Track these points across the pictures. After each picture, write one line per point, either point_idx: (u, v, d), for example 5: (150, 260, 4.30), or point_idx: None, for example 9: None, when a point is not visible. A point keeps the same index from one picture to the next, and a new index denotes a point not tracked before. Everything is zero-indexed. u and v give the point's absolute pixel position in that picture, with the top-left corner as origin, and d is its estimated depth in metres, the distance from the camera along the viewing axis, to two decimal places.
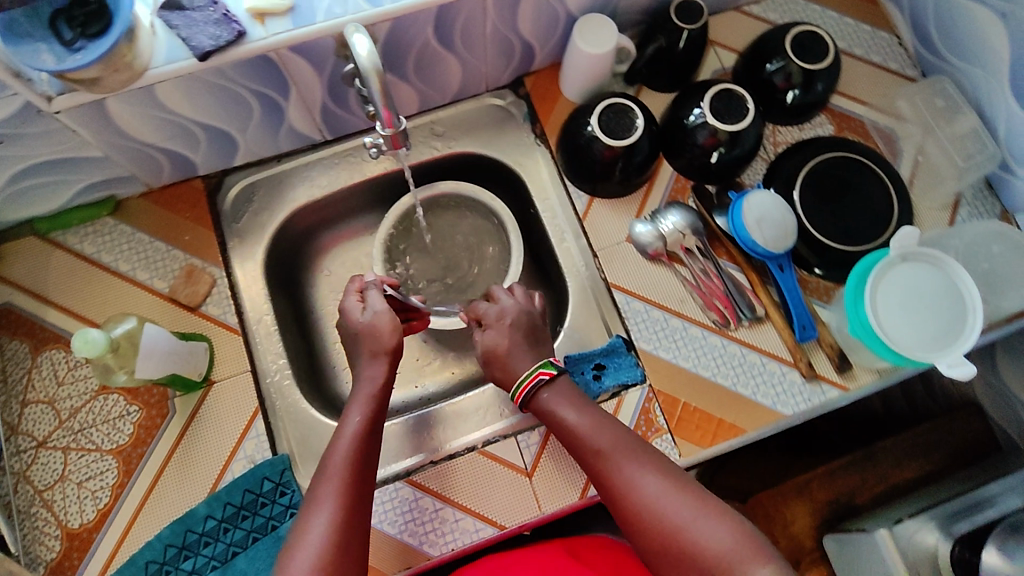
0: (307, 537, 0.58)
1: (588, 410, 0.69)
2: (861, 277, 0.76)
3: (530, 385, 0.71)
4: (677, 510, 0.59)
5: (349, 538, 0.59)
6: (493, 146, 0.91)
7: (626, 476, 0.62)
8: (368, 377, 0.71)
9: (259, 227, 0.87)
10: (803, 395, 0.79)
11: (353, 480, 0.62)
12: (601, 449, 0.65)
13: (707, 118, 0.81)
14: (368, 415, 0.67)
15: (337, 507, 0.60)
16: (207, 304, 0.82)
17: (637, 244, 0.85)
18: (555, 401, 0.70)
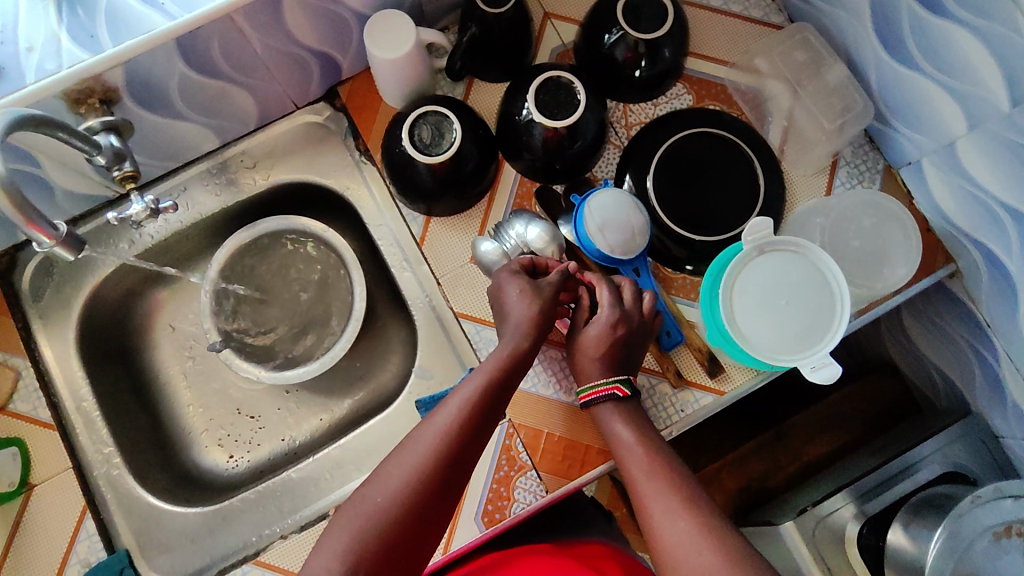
0: (365, 499, 0.56)
1: (639, 425, 0.65)
2: (716, 278, 0.67)
3: (599, 393, 0.66)
4: (706, 557, 0.54)
5: (415, 508, 0.55)
6: (316, 171, 0.81)
7: (658, 509, 0.58)
8: (519, 340, 0.64)
9: (65, 302, 0.78)
10: (675, 407, 0.72)
11: (447, 447, 0.57)
12: (640, 474, 0.61)
13: (534, 114, 0.71)
14: (496, 379, 0.62)
15: (416, 469, 0.56)
16: (14, 401, 0.74)
17: (482, 264, 0.75)
18: (608, 420, 0.66)
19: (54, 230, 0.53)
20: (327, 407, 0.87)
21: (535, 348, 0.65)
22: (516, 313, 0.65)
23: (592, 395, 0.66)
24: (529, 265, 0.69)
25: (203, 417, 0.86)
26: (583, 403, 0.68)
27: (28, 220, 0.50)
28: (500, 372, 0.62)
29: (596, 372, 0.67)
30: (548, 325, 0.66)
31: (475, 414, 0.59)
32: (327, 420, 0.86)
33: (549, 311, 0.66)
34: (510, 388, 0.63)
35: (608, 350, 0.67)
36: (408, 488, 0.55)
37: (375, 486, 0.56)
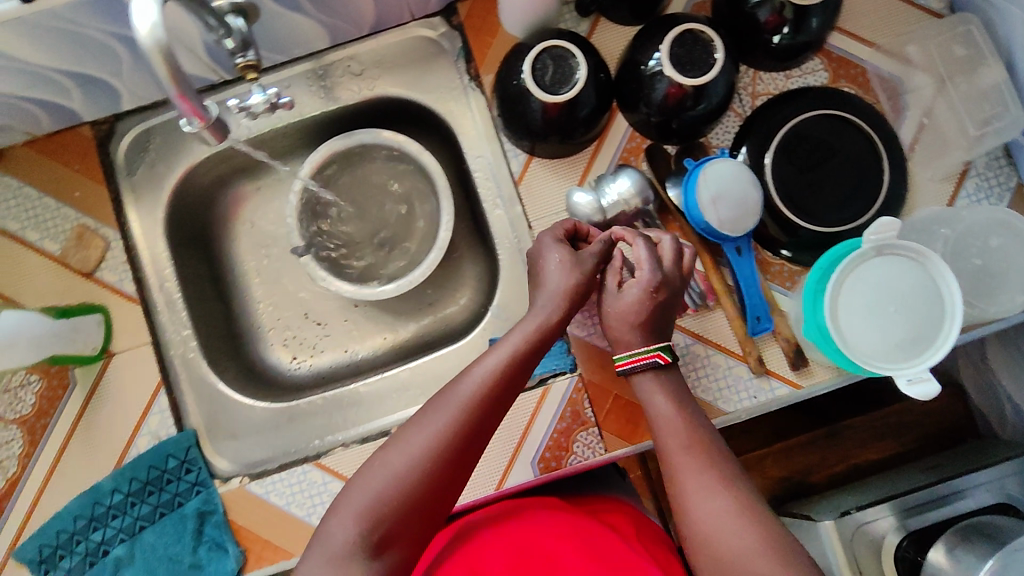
0: (385, 464, 0.54)
1: (678, 396, 0.62)
2: (826, 272, 0.65)
3: (637, 361, 0.63)
4: (739, 540, 0.52)
5: (439, 475, 0.54)
6: (421, 89, 0.78)
7: (692, 486, 0.56)
8: (552, 309, 0.62)
9: (157, 180, 0.78)
10: (749, 391, 0.72)
11: (473, 415, 0.56)
12: (675, 448, 0.59)
13: (665, 67, 0.67)
14: (527, 347, 0.60)
15: (441, 435, 0.54)
16: (101, 269, 0.75)
17: (575, 214, 0.73)
18: (644, 388, 0.63)
19: (204, 112, 0.52)
20: (393, 328, 0.88)
21: (567, 317, 0.63)
22: (551, 283, 0.63)
23: (631, 363, 0.63)
24: (571, 232, 0.68)
25: (274, 315, 0.87)
26: (622, 372, 0.64)
27: (182, 95, 0.49)
28: (530, 340, 0.60)
29: (638, 338, 0.63)
30: (584, 289, 0.64)
31: (503, 382, 0.57)
32: (391, 339, 0.87)
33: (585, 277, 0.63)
34: (537, 355, 0.61)
35: (647, 313, 0.63)
36: (434, 455, 0.54)
37: (396, 451, 0.54)
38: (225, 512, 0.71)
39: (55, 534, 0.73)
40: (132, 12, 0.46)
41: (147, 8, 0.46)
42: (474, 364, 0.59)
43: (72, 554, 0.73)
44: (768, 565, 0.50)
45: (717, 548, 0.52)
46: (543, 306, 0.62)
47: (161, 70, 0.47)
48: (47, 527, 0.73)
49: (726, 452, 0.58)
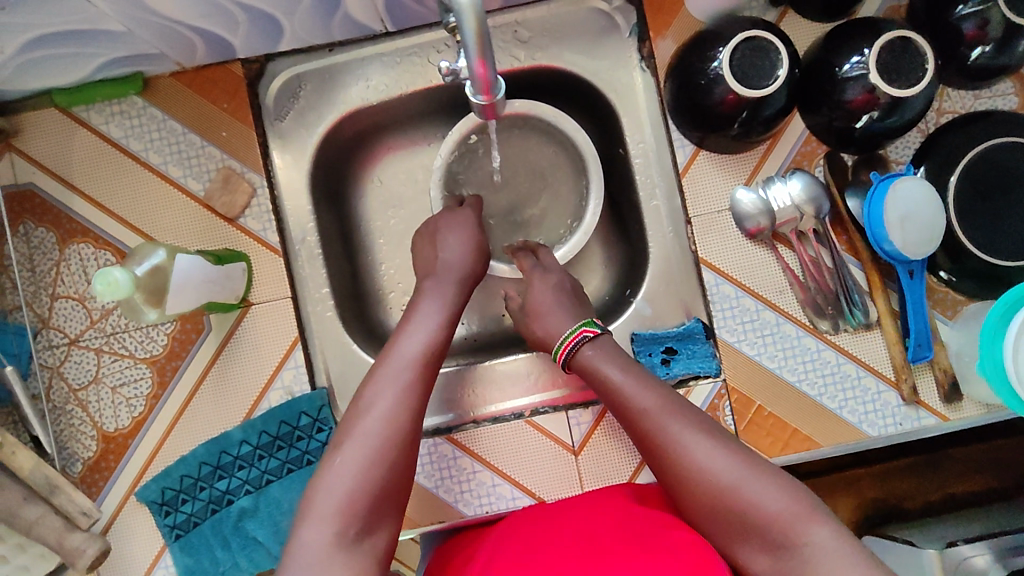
0: (349, 455, 0.54)
1: (629, 365, 0.64)
2: (1008, 308, 0.63)
3: (570, 343, 0.67)
4: (729, 471, 0.54)
5: (404, 447, 0.56)
6: (588, 65, 0.74)
7: (675, 435, 0.57)
8: (451, 288, 0.69)
9: (306, 128, 0.76)
10: (895, 418, 0.71)
11: (419, 387, 0.60)
12: (642, 406, 0.60)
13: (869, 72, 0.63)
14: (442, 324, 0.66)
15: (395, 411, 0.57)
16: (245, 216, 0.73)
17: (738, 216, 0.72)
18: (598, 361, 0.64)
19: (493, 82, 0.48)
20: None
21: (464, 298, 0.71)
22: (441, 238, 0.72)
23: (568, 343, 0.67)
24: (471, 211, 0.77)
25: (395, 279, 0.85)
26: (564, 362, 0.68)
27: (482, 61, 0.45)
28: (445, 317, 0.67)
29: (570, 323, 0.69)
30: (476, 272, 0.72)
31: (433, 355, 0.63)
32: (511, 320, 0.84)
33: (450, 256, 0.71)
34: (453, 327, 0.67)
35: (564, 294, 0.71)
36: (396, 429, 0.56)
37: (357, 441, 0.55)
38: None
39: (179, 478, 0.73)
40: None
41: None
42: (396, 347, 0.63)
43: (195, 499, 0.73)
44: (760, 487, 0.53)
45: (713, 483, 0.54)
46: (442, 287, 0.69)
47: (470, 36, 0.43)
48: (172, 469, 0.73)
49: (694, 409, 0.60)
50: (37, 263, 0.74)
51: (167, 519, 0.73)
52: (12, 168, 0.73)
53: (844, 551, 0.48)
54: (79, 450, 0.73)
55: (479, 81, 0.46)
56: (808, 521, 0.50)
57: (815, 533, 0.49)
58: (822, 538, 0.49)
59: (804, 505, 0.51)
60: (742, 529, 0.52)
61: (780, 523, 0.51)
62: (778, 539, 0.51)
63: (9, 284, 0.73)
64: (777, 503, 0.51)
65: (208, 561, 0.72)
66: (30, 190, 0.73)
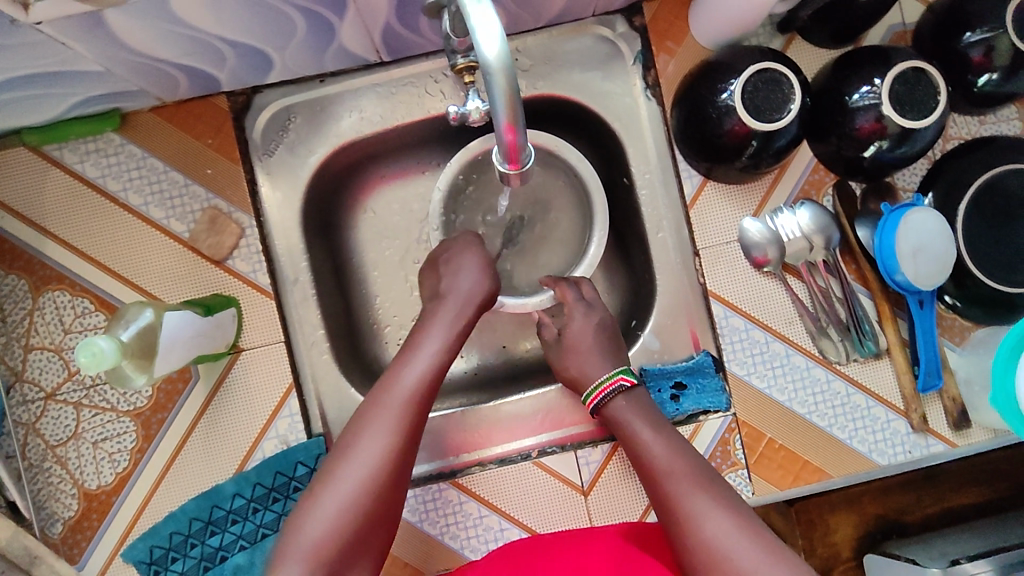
0: (330, 500, 0.53)
1: (657, 423, 0.62)
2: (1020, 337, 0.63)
3: (601, 393, 0.65)
4: (746, 553, 0.51)
5: (386, 491, 0.55)
6: (590, 93, 0.72)
7: (693, 504, 0.55)
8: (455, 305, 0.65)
9: (297, 162, 0.72)
10: (904, 446, 0.70)
11: (411, 426, 0.57)
12: (663, 469, 0.58)
13: (881, 101, 0.62)
14: (445, 346, 0.62)
15: (383, 454, 0.55)
16: (234, 258, 0.69)
17: (745, 245, 0.70)
18: (626, 414, 0.64)
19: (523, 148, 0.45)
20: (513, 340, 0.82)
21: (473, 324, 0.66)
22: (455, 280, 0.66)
23: (598, 395, 0.65)
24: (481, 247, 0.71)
25: (390, 314, 0.82)
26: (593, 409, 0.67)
27: (510, 124, 0.42)
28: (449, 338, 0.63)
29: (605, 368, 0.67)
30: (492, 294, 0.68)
31: (435, 386, 0.60)
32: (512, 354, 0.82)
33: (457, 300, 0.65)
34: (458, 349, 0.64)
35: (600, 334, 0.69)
36: (380, 475, 0.54)
37: (338, 486, 0.53)
38: None
39: (169, 536, 0.69)
40: (476, 31, 0.38)
41: (494, 27, 0.38)
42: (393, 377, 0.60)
43: (185, 557, 0.69)
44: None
45: (725, 562, 0.51)
46: (444, 304, 0.65)
47: (499, 96, 0.40)
48: (161, 527, 0.69)
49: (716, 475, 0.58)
50: (8, 312, 0.69)
51: None
52: None
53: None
54: (59, 510, 0.69)
55: (505, 144, 0.43)
56: None
57: None
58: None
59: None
60: None
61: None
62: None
63: None
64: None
65: None
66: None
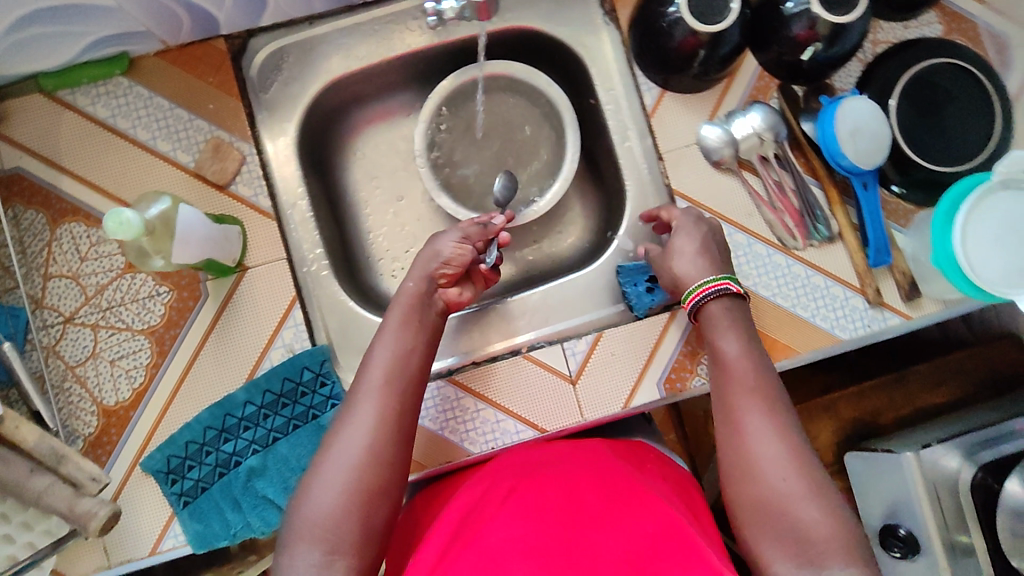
0: (323, 482, 0.57)
1: (748, 339, 0.65)
2: (953, 204, 0.70)
3: (699, 295, 0.68)
4: (785, 483, 0.56)
5: (376, 468, 0.58)
6: (556, 21, 0.79)
7: (752, 424, 0.60)
8: (410, 286, 0.70)
9: (291, 98, 0.79)
10: (863, 321, 0.76)
11: (385, 404, 0.61)
12: (740, 386, 0.62)
13: (810, 5, 0.69)
14: (401, 320, 0.67)
15: (363, 434, 0.59)
16: (237, 183, 0.75)
17: (704, 148, 0.77)
18: (717, 321, 0.67)
19: None
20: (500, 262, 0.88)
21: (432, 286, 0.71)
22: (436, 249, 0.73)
23: (697, 297, 0.68)
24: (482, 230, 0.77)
25: (384, 244, 0.88)
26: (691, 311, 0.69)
27: None
28: (409, 317, 0.68)
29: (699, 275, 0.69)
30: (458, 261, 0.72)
31: (409, 364, 0.64)
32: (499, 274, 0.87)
33: (426, 271, 0.71)
34: (424, 327, 0.68)
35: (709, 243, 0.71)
36: (364, 455, 0.58)
37: (327, 472, 0.57)
38: None
39: (185, 444, 0.74)
40: None
41: None
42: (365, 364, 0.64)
43: (202, 465, 0.74)
44: (811, 510, 0.55)
45: (769, 487, 0.57)
46: (404, 289, 0.70)
47: None
48: (177, 437, 0.74)
49: (778, 392, 0.62)
50: (28, 245, 0.74)
51: (173, 487, 0.73)
52: None
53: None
54: (80, 427, 0.74)
55: None
56: (847, 554, 0.53)
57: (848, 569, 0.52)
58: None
59: (846, 539, 0.54)
60: (774, 532, 0.56)
61: (820, 542, 0.54)
62: (809, 554, 0.53)
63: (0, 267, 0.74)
64: (823, 529, 0.54)
65: (219, 525, 0.73)
66: (18, 174, 0.74)
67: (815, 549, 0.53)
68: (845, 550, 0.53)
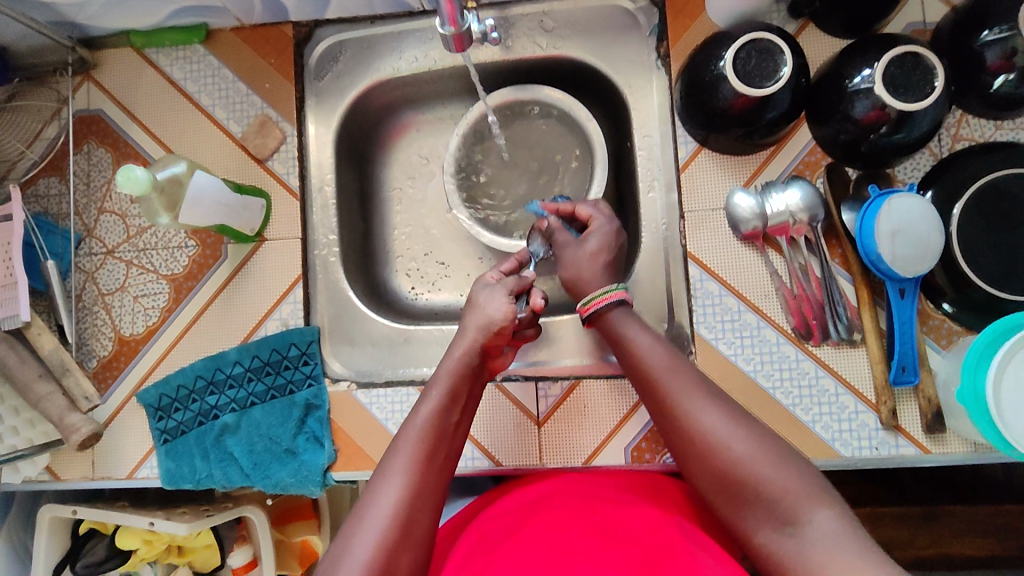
0: (348, 559, 0.54)
1: (659, 337, 0.64)
2: (991, 342, 0.62)
3: (605, 300, 0.66)
4: (736, 446, 0.55)
5: (404, 549, 0.56)
6: (605, 57, 0.78)
7: (689, 403, 0.58)
8: (457, 354, 0.67)
9: (340, 90, 0.83)
10: (871, 441, 0.69)
11: (419, 481, 0.59)
12: (659, 374, 0.60)
13: (875, 85, 0.63)
14: (448, 396, 0.65)
15: (393, 513, 0.57)
16: (273, 159, 0.80)
17: (732, 216, 0.72)
18: (623, 325, 0.65)
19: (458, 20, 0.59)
20: None
21: (484, 360, 0.68)
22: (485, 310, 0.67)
23: (594, 304, 0.66)
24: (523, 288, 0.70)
25: (405, 244, 0.90)
26: (588, 317, 0.67)
27: None
28: (453, 389, 0.65)
29: (598, 283, 0.68)
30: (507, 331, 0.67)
31: (441, 434, 0.62)
32: None
33: (475, 339, 0.66)
34: (465, 399, 0.66)
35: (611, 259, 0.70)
36: (394, 536, 0.56)
37: (353, 549, 0.55)
38: (330, 410, 0.77)
39: (176, 387, 0.79)
40: None
41: None
42: (400, 438, 0.62)
43: (186, 409, 0.79)
44: (768, 467, 0.54)
45: (722, 455, 0.55)
46: (449, 359, 0.67)
47: None
48: (171, 378, 0.79)
49: None
50: (93, 178, 0.83)
51: (159, 423, 0.79)
52: (85, 95, 0.83)
53: (843, 534, 0.49)
54: (96, 348, 0.81)
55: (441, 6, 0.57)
56: (813, 501, 0.52)
57: (817, 518, 0.51)
58: (823, 520, 0.50)
59: (813, 486, 0.53)
60: (744, 498, 0.54)
61: (785, 500, 0.52)
62: (784, 515, 0.52)
63: (64, 192, 0.82)
64: (783, 482, 0.53)
65: (187, 468, 0.78)
66: (98, 116, 0.83)
67: (789, 507, 0.52)
68: (810, 496, 0.52)
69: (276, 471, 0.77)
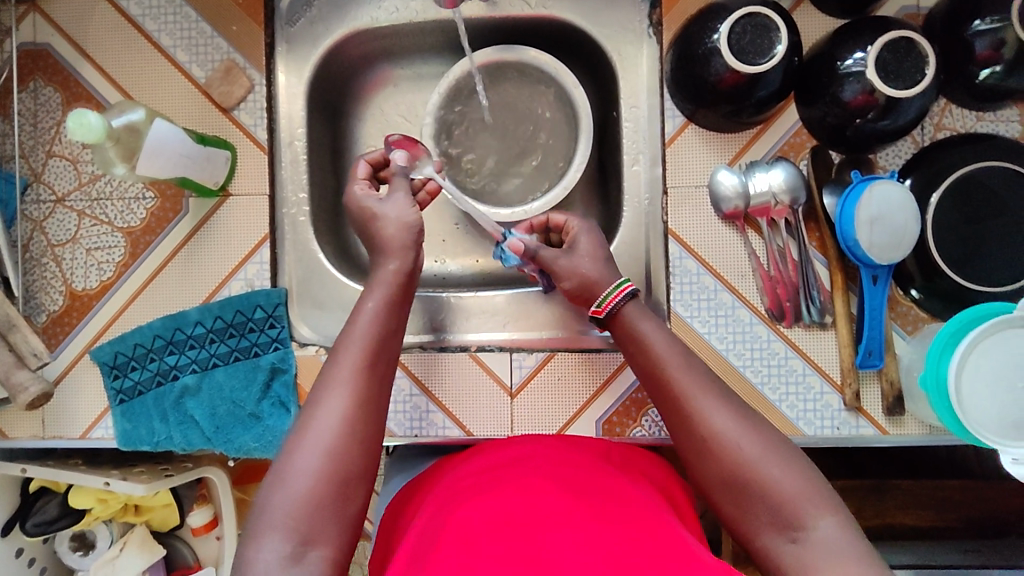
0: (296, 469, 0.52)
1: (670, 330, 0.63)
2: (954, 337, 0.64)
3: (621, 294, 0.64)
4: (750, 445, 0.54)
5: (353, 453, 0.53)
6: (594, 20, 0.75)
7: (704, 402, 0.57)
8: (393, 265, 0.64)
9: (314, 38, 0.79)
10: (833, 421, 0.70)
11: (365, 390, 0.56)
12: (673, 366, 0.59)
13: (867, 68, 0.62)
14: (388, 300, 0.62)
15: (340, 422, 0.54)
16: (240, 109, 0.76)
17: (714, 195, 0.71)
18: (639, 320, 0.62)
19: None
20: (486, 252, 0.86)
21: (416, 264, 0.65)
22: (392, 221, 0.65)
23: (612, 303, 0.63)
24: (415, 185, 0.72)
25: None
26: (601, 319, 0.64)
27: None
28: (393, 295, 0.62)
29: (603, 285, 0.65)
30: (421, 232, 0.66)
31: (384, 338, 0.60)
32: (484, 264, 0.85)
33: (402, 244, 0.64)
34: (404, 305, 0.63)
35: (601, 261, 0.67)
36: (341, 445, 0.53)
37: (299, 459, 0.52)
38: (296, 374, 0.75)
39: (133, 345, 0.75)
40: None
41: None
42: (341, 347, 0.59)
43: (143, 368, 0.75)
44: (774, 467, 0.53)
45: (734, 454, 0.54)
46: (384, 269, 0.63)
47: None
48: (127, 336, 0.75)
49: None
50: (40, 119, 0.76)
51: (114, 381, 0.75)
52: (31, 26, 0.76)
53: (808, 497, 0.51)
54: (45, 303, 0.76)
55: None
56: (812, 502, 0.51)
57: (822, 524, 0.50)
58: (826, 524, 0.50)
59: (815, 487, 0.52)
60: (747, 496, 0.53)
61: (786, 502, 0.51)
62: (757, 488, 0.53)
63: (8, 133, 0.76)
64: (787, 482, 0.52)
65: (145, 430, 0.75)
66: (45, 50, 0.76)
67: (762, 479, 0.52)
68: (817, 501, 0.51)
69: (239, 435, 0.75)
